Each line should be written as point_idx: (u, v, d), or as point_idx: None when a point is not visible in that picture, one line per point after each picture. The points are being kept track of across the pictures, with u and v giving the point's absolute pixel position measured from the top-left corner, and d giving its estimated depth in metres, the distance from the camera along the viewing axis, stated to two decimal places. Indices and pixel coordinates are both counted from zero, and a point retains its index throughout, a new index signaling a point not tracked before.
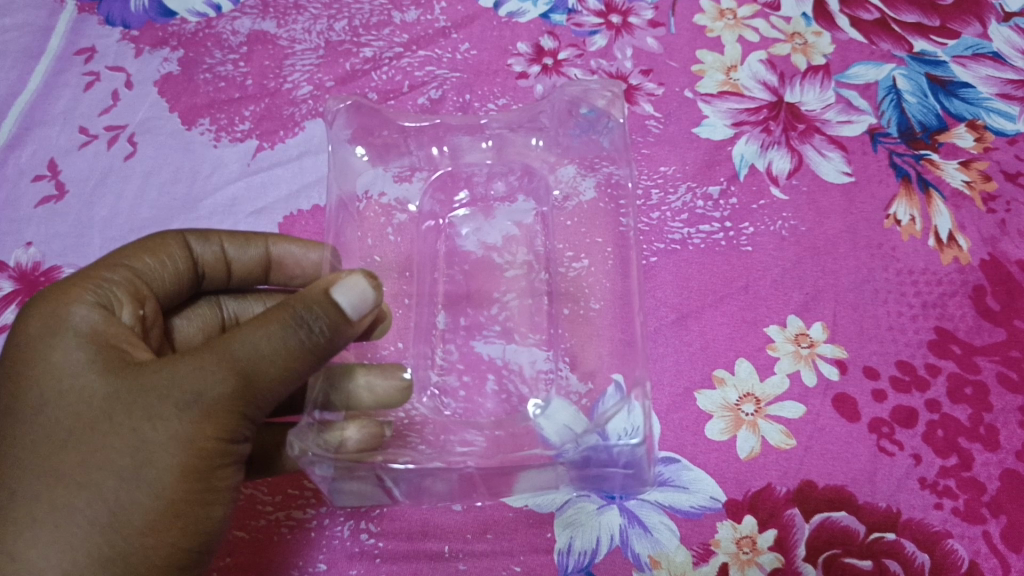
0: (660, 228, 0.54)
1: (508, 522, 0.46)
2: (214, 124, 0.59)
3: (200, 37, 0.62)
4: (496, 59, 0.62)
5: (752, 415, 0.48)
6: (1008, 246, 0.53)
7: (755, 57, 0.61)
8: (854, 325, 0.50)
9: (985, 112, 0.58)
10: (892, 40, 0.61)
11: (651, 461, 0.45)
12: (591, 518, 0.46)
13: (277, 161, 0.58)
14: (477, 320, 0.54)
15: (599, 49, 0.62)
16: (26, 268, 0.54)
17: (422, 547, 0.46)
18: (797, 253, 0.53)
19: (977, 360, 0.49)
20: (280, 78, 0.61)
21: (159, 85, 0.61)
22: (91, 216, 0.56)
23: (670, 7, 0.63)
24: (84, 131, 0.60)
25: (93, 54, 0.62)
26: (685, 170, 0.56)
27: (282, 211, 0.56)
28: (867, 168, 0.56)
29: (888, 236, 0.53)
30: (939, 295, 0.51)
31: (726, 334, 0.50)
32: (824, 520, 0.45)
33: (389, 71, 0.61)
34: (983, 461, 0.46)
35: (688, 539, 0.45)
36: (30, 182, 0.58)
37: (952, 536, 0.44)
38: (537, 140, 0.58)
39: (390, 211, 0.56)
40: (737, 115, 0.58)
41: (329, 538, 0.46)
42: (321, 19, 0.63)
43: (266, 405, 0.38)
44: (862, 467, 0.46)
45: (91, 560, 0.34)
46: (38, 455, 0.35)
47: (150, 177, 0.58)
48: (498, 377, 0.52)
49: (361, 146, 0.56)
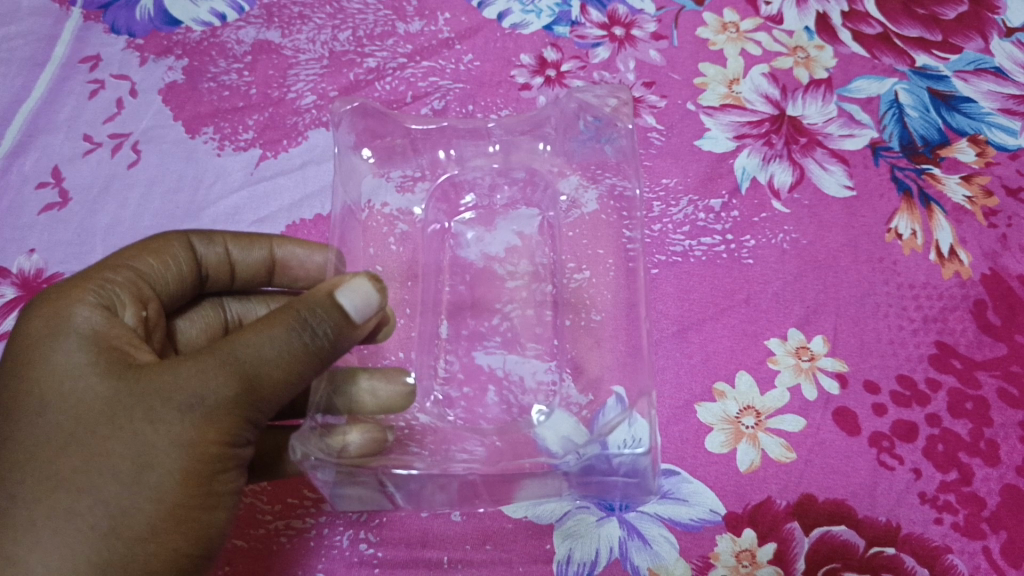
0: (662, 240, 0.54)
1: (507, 533, 0.46)
2: (218, 133, 0.60)
3: (205, 45, 0.63)
4: (498, 70, 0.62)
5: (752, 427, 0.48)
6: (1008, 261, 0.53)
7: (756, 70, 0.61)
8: (855, 339, 0.50)
9: (986, 126, 0.58)
10: (894, 55, 0.61)
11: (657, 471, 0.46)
12: (591, 529, 0.46)
13: (280, 170, 0.58)
14: (478, 331, 0.54)
15: (602, 61, 0.62)
16: (28, 275, 0.55)
17: (421, 556, 0.45)
18: (798, 266, 0.53)
19: (977, 375, 0.49)
20: (284, 87, 0.61)
21: (163, 94, 0.61)
22: (94, 224, 0.57)
23: (672, 19, 0.63)
24: (88, 138, 0.60)
25: (98, 63, 0.63)
26: (686, 182, 0.56)
27: (285, 220, 0.57)
28: (869, 182, 0.56)
29: (889, 250, 0.53)
30: (940, 309, 0.51)
31: (726, 346, 0.50)
32: (824, 534, 0.45)
33: (393, 82, 0.62)
34: (983, 476, 0.46)
35: (687, 552, 0.45)
36: (33, 189, 0.58)
37: (952, 551, 0.44)
38: (541, 146, 0.58)
39: (393, 221, 0.56)
40: (739, 127, 0.58)
41: (328, 547, 0.46)
42: (325, 29, 0.63)
43: (269, 409, 0.38)
44: (862, 481, 0.46)
45: (90, 565, 0.34)
46: (39, 458, 0.35)
47: (154, 185, 0.58)
48: (498, 388, 0.52)
49: (366, 150, 0.57)
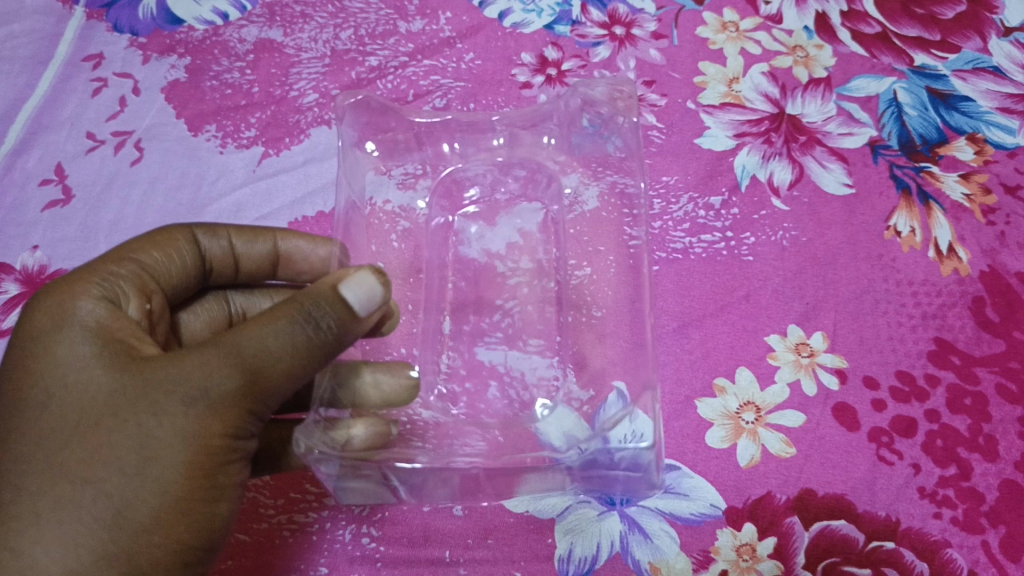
0: (662, 237, 0.55)
1: (509, 527, 0.46)
2: (220, 131, 0.60)
3: (207, 44, 0.63)
4: (499, 68, 0.62)
5: (752, 423, 0.48)
6: (1007, 258, 0.53)
7: (757, 69, 0.61)
8: (854, 335, 0.51)
9: (985, 125, 0.58)
10: (893, 54, 0.61)
11: (660, 467, 0.45)
12: (591, 524, 0.46)
13: (283, 167, 0.58)
14: (479, 327, 0.55)
15: (602, 60, 0.62)
16: (32, 271, 0.55)
17: (423, 551, 0.46)
18: (798, 263, 0.53)
19: (976, 371, 0.49)
20: (286, 86, 0.61)
21: (166, 92, 0.61)
22: (97, 221, 0.57)
23: (672, 19, 0.64)
24: (91, 136, 0.60)
25: (101, 61, 0.63)
26: (687, 180, 0.57)
27: (287, 217, 0.57)
28: (868, 180, 0.56)
29: (888, 247, 0.54)
30: (938, 305, 0.52)
31: (726, 342, 0.51)
32: (824, 528, 0.45)
33: (394, 80, 0.62)
34: (982, 471, 0.47)
35: (688, 546, 0.45)
36: (37, 186, 0.58)
37: (951, 545, 0.45)
38: (547, 141, 0.58)
39: (395, 218, 0.57)
40: (739, 126, 0.59)
41: (331, 542, 0.46)
42: (327, 28, 0.64)
43: (272, 402, 0.38)
44: (861, 476, 0.46)
45: (94, 557, 0.35)
46: (43, 450, 0.36)
47: (157, 182, 0.58)
48: (499, 383, 0.53)
49: (371, 142, 0.57)
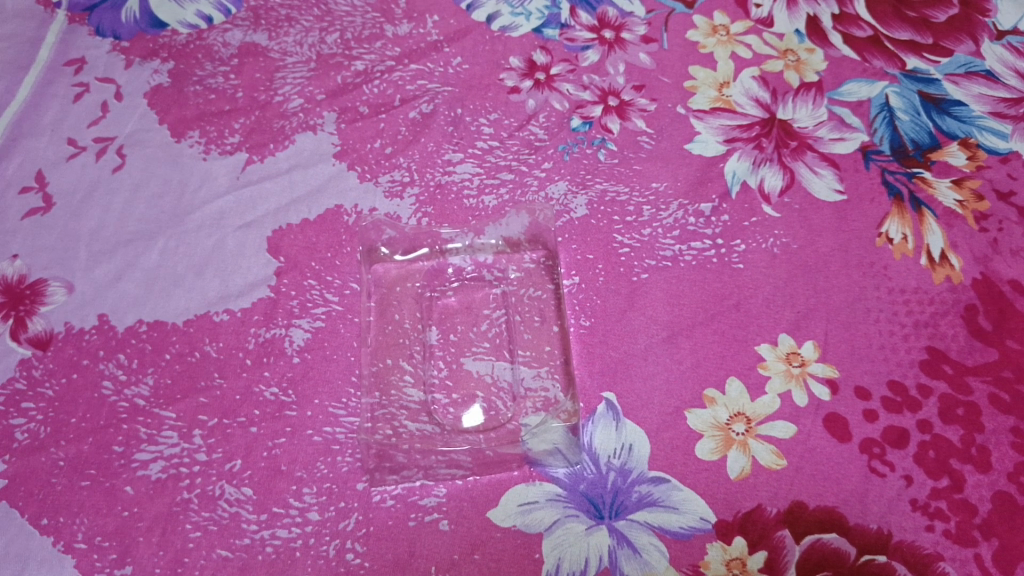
0: (652, 245, 0.54)
1: (496, 542, 0.45)
2: (204, 136, 0.59)
3: (190, 48, 0.63)
4: (487, 73, 0.61)
5: (742, 434, 0.47)
6: (1000, 265, 0.53)
7: (747, 73, 0.61)
8: (846, 344, 0.50)
9: (977, 130, 0.58)
10: (885, 58, 0.61)
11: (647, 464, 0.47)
12: (579, 539, 0.45)
13: (266, 174, 0.57)
14: (466, 337, 0.53)
15: (591, 64, 0.62)
16: (11, 281, 0.53)
17: (408, 566, 0.44)
18: (789, 271, 0.53)
19: (969, 380, 0.49)
20: (270, 90, 0.61)
21: (149, 97, 0.60)
22: (78, 229, 0.55)
23: (662, 23, 0.63)
24: (72, 142, 0.59)
25: (83, 65, 0.62)
26: (676, 187, 0.56)
27: (270, 225, 0.55)
28: (859, 186, 0.56)
29: (880, 255, 0.53)
30: (931, 314, 0.51)
31: (715, 352, 0.50)
32: (815, 542, 0.45)
33: (380, 84, 0.61)
34: (974, 483, 0.46)
35: (677, 561, 0.44)
36: (16, 194, 0.56)
37: (944, 558, 0.44)
38: (532, 104, 0.60)
39: (380, 225, 0.55)
40: (729, 131, 0.58)
41: (315, 557, 0.44)
42: (313, 31, 0.63)
43: None
44: (853, 488, 0.46)
45: None
46: None
47: (139, 189, 0.57)
48: (486, 395, 0.51)
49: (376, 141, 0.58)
